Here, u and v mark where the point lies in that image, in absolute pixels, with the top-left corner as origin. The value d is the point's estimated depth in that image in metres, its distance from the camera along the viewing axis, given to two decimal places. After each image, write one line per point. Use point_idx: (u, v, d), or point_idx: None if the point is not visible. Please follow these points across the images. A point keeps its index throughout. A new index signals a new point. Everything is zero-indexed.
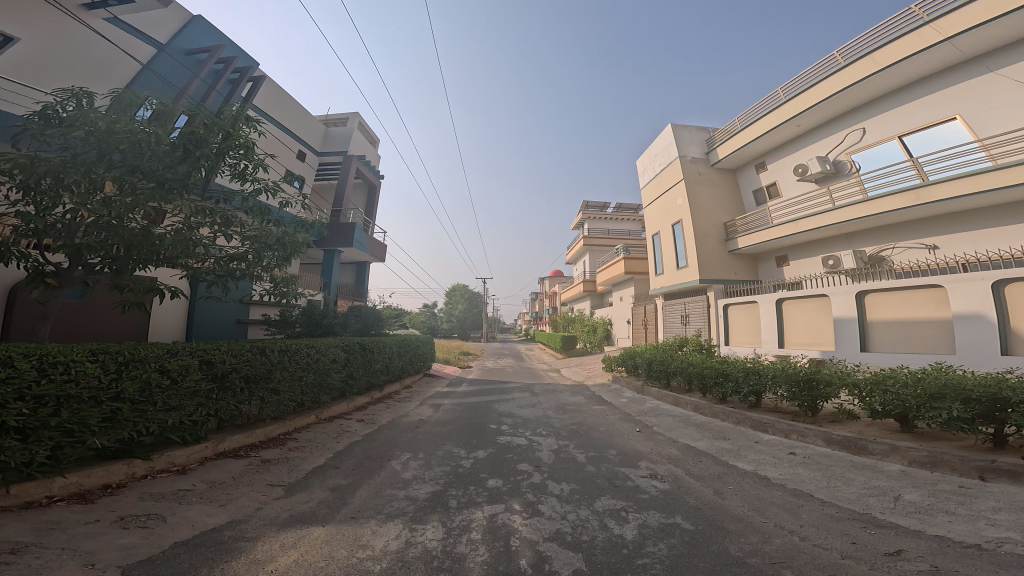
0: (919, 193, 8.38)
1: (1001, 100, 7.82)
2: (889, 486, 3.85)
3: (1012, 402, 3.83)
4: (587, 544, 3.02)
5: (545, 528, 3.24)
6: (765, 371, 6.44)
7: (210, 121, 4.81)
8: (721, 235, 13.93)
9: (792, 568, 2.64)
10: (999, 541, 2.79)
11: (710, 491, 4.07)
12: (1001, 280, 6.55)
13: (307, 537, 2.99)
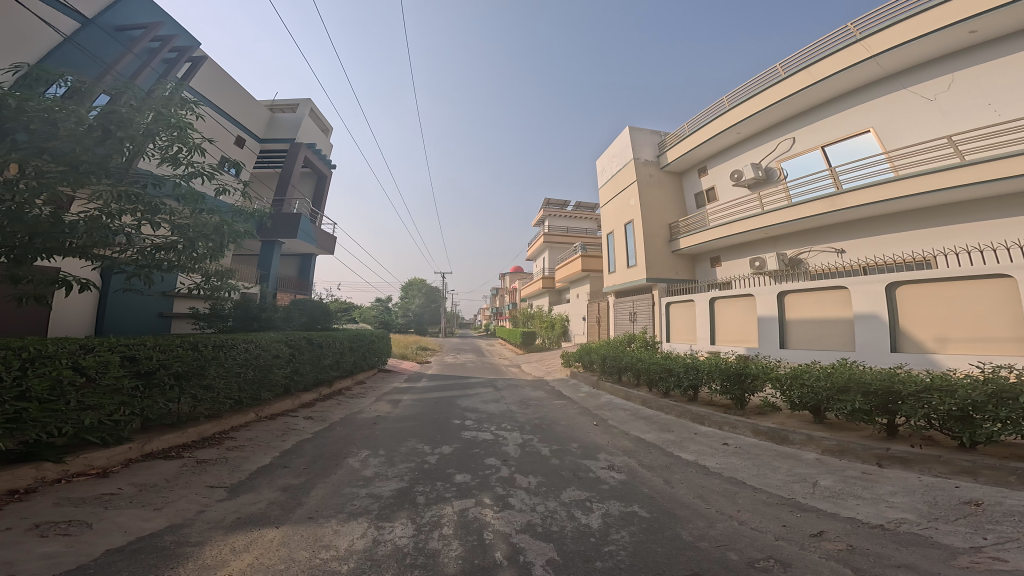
0: (834, 200, 9.13)
1: (910, 116, 8.66)
2: (810, 473, 4.22)
3: (900, 395, 4.28)
4: (557, 534, 3.12)
5: (516, 520, 3.32)
6: (702, 365, 6.83)
7: (138, 99, 4.47)
8: (666, 236, 14.56)
9: (736, 551, 2.85)
10: (898, 521, 3.13)
11: (661, 480, 4.29)
12: (895, 281, 7.24)
13: (260, 540, 2.89)
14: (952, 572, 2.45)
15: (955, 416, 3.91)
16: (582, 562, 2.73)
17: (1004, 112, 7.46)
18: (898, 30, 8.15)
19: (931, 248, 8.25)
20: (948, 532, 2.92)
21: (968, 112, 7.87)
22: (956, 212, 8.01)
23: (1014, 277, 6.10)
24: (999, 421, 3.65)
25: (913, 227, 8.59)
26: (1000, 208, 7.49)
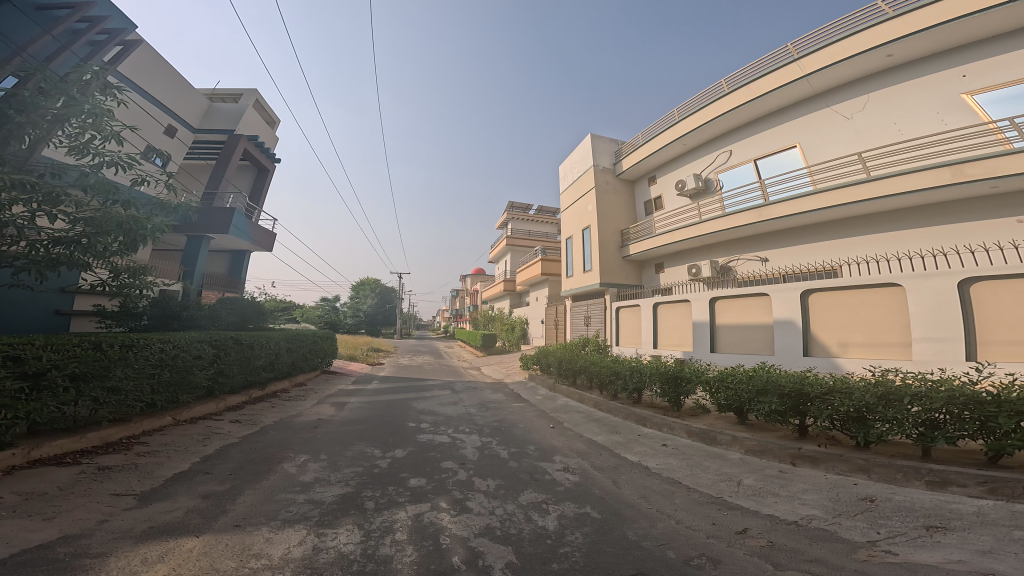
0: (761, 211, 9.73)
1: (828, 134, 9.44)
2: (735, 472, 4.46)
3: (809, 397, 4.60)
4: (516, 537, 3.12)
5: (475, 524, 3.29)
6: (645, 368, 7.06)
7: (49, 84, 4.12)
8: (618, 242, 14.99)
9: (675, 549, 2.96)
10: (810, 518, 3.36)
11: (610, 481, 4.39)
12: (807, 289, 7.87)
13: (179, 549, 2.71)
14: (854, 565, 2.65)
15: (853, 417, 4.23)
16: (539, 564, 2.74)
17: (906, 131, 8.24)
18: (825, 53, 8.86)
19: (839, 258, 9.01)
20: (849, 527, 3.16)
21: (877, 131, 8.63)
22: (862, 225, 8.76)
23: (902, 286, 6.73)
24: (888, 421, 3.97)
25: (826, 237, 9.31)
26: (899, 221, 8.24)
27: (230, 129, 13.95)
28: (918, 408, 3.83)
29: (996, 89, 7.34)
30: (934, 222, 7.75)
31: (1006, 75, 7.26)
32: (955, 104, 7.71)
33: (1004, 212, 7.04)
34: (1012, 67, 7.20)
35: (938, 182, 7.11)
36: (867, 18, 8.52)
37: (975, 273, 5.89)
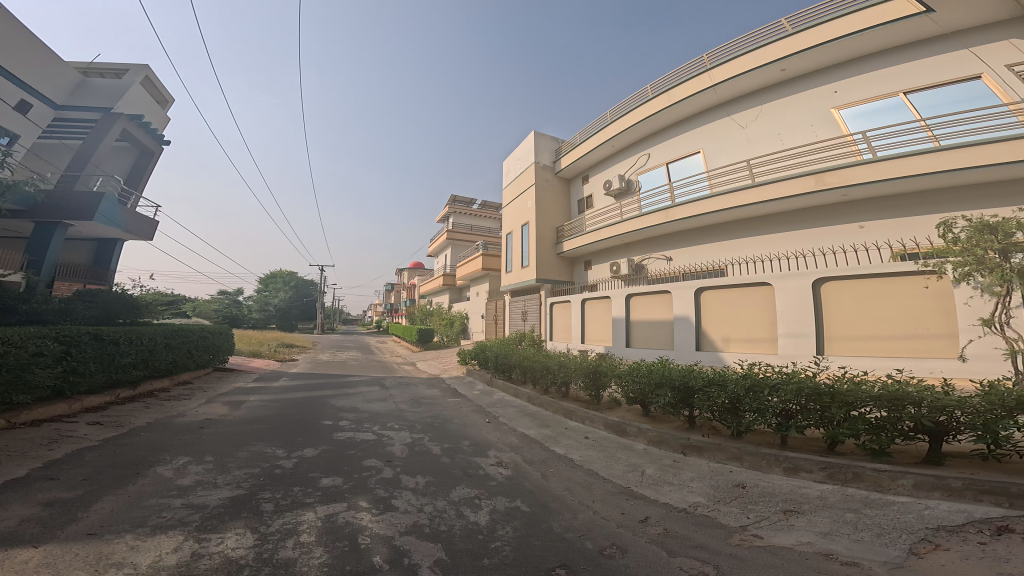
0: (668, 213, 10.84)
1: (725, 143, 10.79)
2: (640, 462, 4.75)
3: (695, 390, 5.01)
4: (446, 534, 3.10)
5: (401, 522, 3.23)
6: (571, 364, 7.30)
7: None
8: (553, 238, 15.40)
9: (591, 539, 3.10)
10: (696, 505, 3.68)
11: (540, 474, 4.49)
12: (700, 285, 9.52)
13: (9, 562, 2.42)
14: (730, 549, 2.95)
15: (728, 407, 4.66)
16: (468, 560, 2.75)
17: (787, 140, 9.63)
18: (728, 66, 10.03)
19: (726, 258, 10.40)
20: (726, 512, 3.50)
21: (764, 140, 9.99)
22: (751, 227, 10.04)
23: (770, 284, 8.48)
24: (754, 411, 4.40)
25: (721, 237, 10.64)
26: (772, 226, 9.67)
27: (104, 107, 12.58)
28: (777, 399, 4.27)
29: (856, 106, 8.78)
30: (801, 225, 9.18)
31: (863, 94, 8.70)
32: (826, 117, 9.10)
33: (852, 218, 8.58)
34: (873, 87, 8.61)
35: (804, 188, 8.40)
36: (767, 35, 9.68)
37: (823, 275, 7.80)
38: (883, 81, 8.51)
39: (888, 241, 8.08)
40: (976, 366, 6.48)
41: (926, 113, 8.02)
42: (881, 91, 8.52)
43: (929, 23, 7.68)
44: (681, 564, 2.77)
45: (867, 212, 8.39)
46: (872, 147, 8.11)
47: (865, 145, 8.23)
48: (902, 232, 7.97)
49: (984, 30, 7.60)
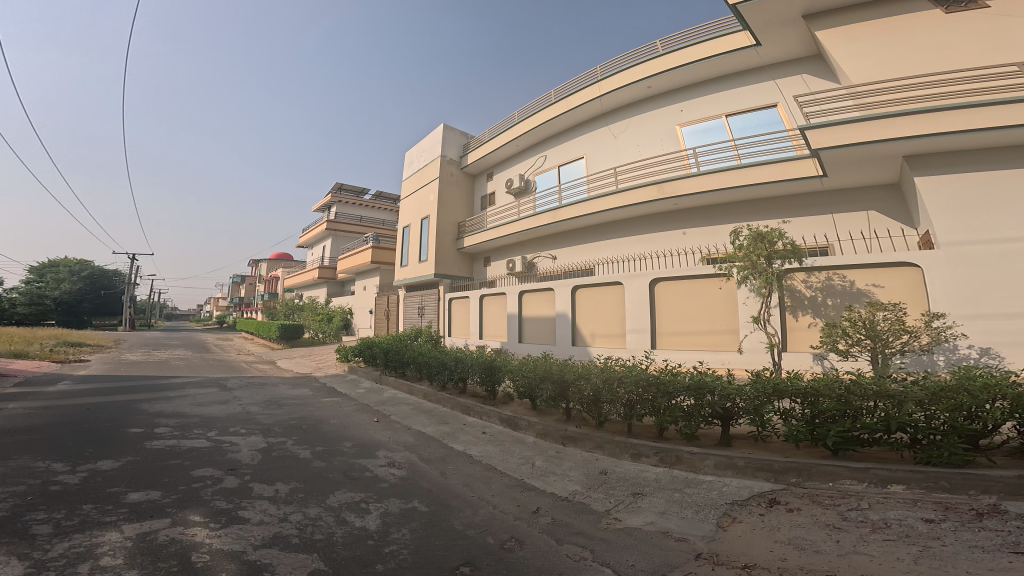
0: (556, 213, 11.53)
1: (606, 150, 11.76)
2: (530, 454, 4.91)
3: (568, 383, 5.40)
4: (325, 543, 2.88)
5: (256, 535, 2.93)
6: (468, 359, 7.32)
7: None
8: (456, 234, 15.30)
9: (492, 533, 3.12)
10: (574, 492, 3.94)
11: (437, 472, 4.41)
12: (575, 284, 10.33)
13: None
14: (600, 533, 3.23)
15: (590, 400, 5.09)
16: (360, 568, 2.59)
17: (644, 152, 10.97)
18: (612, 80, 10.91)
19: (593, 258, 11.64)
20: (595, 498, 3.81)
21: (630, 150, 11.22)
22: (620, 228, 11.25)
23: (622, 284, 9.54)
24: (609, 402, 4.92)
25: (602, 238, 11.60)
26: (640, 227, 10.88)
27: None
28: (623, 391, 4.79)
29: (695, 124, 10.30)
30: (649, 229, 10.70)
31: (701, 113, 10.21)
32: (672, 132, 10.58)
33: (677, 225, 10.25)
34: (707, 108, 10.13)
35: (651, 197, 9.68)
36: (641, 55, 10.70)
37: (658, 274, 8.95)
38: (715, 103, 10.05)
39: (699, 246, 9.81)
40: (750, 357, 7.85)
41: (739, 134, 9.75)
42: (708, 112, 10.11)
43: (756, 56, 9.16)
44: (567, 552, 2.93)
45: (694, 220, 10.04)
46: (699, 161, 9.78)
47: (695, 160, 9.88)
48: (708, 239, 9.77)
49: (794, 63, 9.19)
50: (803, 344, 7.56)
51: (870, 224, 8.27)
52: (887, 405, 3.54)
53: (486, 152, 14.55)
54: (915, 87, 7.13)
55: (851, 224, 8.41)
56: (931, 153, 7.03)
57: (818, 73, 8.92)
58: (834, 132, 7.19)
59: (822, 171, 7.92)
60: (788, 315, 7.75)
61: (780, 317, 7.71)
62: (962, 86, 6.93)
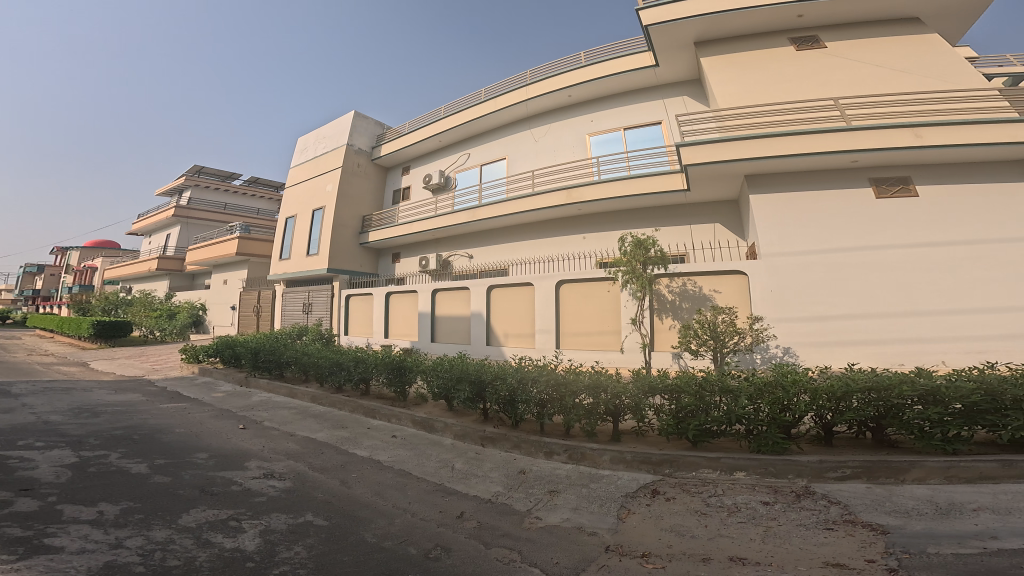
0: (475, 212, 11.41)
1: (527, 153, 12.00)
2: (449, 457, 4.75)
3: (486, 383, 5.32)
4: (183, 571, 2.43)
5: (75, 568, 2.37)
6: (370, 358, 6.90)
7: None
8: (357, 228, 14.44)
9: (414, 543, 2.91)
10: (497, 493, 3.86)
11: (337, 482, 4.02)
12: (491, 285, 10.30)
13: None
14: (525, 533, 3.19)
15: (507, 400, 5.02)
16: None
17: (559, 157, 11.38)
18: (539, 85, 11.20)
19: (506, 259, 11.81)
20: (518, 498, 3.78)
21: (547, 155, 11.58)
22: (530, 231, 11.60)
23: (532, 284, 9.74)
24: (524, 402, 4.90)
25: (517, 239, 11.78)
26: (555, 230, 11.21)
27: None
28: (536, 390, 4.84)
29: (601, 134, 10.99)
30: (559, 233, 11.11)
31: (607, 125, 10.93)
32: (583, 140, 11.18)
33: (579, 229, 10.86)
34: (610, 120, 10.91)
35: (560, 203, 10.06)
36: (567, 65, 11.18)
37: (563, 276, 9.26)
38: (616, 116, 10.87)
39: (594, 251, 10.51)
40: (629, 356, 8.56)
41: (633, 146, 10.56)
42: (611, 124, 10.90)
43: (653, 76, 10.15)
44: (496, 555, 2.84)
45: (592, 225, 10.71)
46: (601, 171, 10.46)
47: (597, 169, 10.55)
48: (600, 244, 10.51)
49: (682, 83, 10.37)
50: (666, 344, 8.34)
51: (714, 234, 9.51)
52: (728, 400, 4.04)
53: (405, 144, 13.98)
54: (763, 114, 8.21)
55: (701, 234, 9.58)
56: (765, 173, 8.19)
57: (692, 94, 10.22)
58: (703, 151, 7.91)
59: (687, 186, 8.87)
60: (656, 318, 8.46)
61: (650, 320, 8.43)
62: (820, 114, 8.03)
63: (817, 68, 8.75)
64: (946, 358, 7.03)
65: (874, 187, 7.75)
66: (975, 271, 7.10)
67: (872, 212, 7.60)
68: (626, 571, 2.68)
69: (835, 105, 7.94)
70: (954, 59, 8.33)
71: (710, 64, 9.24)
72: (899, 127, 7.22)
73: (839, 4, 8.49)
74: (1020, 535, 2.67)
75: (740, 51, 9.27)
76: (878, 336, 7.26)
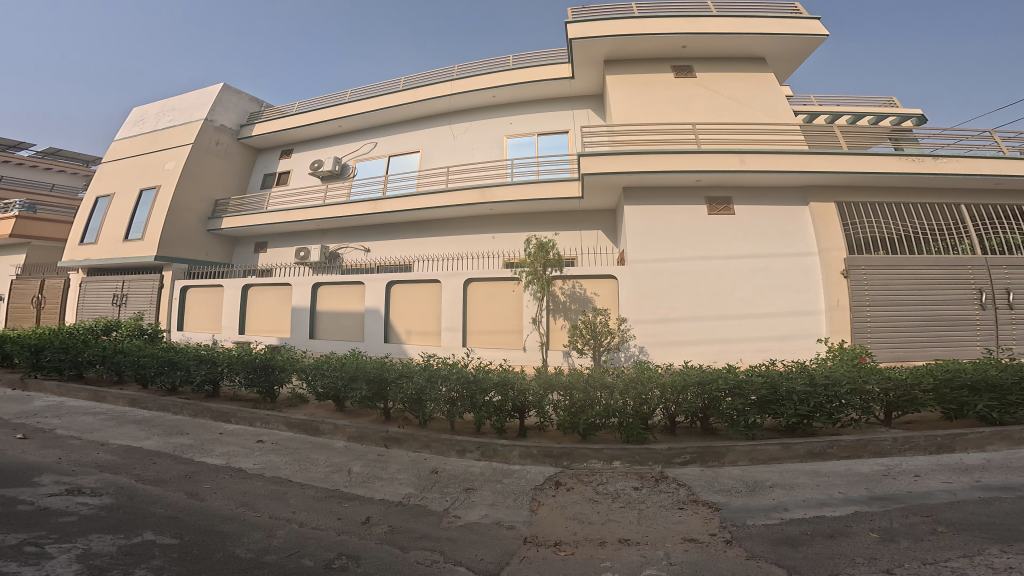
0: (376, 204, 10.96)
1: (440, 148, 11.89)
2: (343, 460, 4.30)
3: (387, 381, 5.02)
4: None
5: None
6: (219, 358, 5.84)
7: None
8: (205, 213, 13.26)
9: (310, 555, 2.57)
10: (408, 496, 3.66)
11: (183, 495, 3.34)
12: (393, 280, 9.93)
13: None
14: (446, 533, 3.10)
15: (414, 398, 4.84)
16: None
17: (477, 155, 11.40)
18: (464, 82, 11.23)
19: (412, 255, 11.48)
20: (432, 498, 3.65)
21: (465, 152, 11.57)
22: (427, 229, 11.46)
23: (439, 282, 9.61)
24: (432, 401, 4.75)
25: (417, 234, 11.54)
26: (461, 227, 11.18)
27: None
28: (445, 388, 4.73)
29: (518, 138, 11.30)
30: (464, 231, 11.13)
31: (522, 129, 11.27)
32: (500, 142, 11.37)
33: (487, 229, 10.96)
34: (528, 124, 11.28)
35: (471, 201, 10.07)
36: (494, 66, 11.44)
37: (473, 275, 9.29)
38: (532, 121, 11.28)
39: (502, 251, 10.67)
40: (529, 355, 8.87)
41: (544, 151, 11.06)
42: (529, 128, 11.25)
43: (567, 87, 10.78)
44: (416, 558, 2.69)
45: (500, 226, 10.90)
46: (514, 172, 10.69)
47: (511, 171, 10.79)
48: (508, 245, 10.74)
49: (589, 98, 11.15)
50: (559, 343, 8.81)
51: (597, 241, 10.30)
52: (606, 395, 4.40)
53: (303, 125, 12.98)
54: (647, 131, 9.06)
55: (588, 240, 10.32)
56: (639, 187, 8.96)
57: (596, 110, 11.06)
58: (598, 162, 8.39)
59: (581, 195, 9.44)
60: (553, 319, 8.87)
61: (548, 322, 8.80)
62: (711, 136, 9.07)
63: (688, 96, 9.83)
64: (742, 357, 8.38)
65: (707, 206, 8.86)
66: (795, 282, 8.51)
67: (724, 228, 8.74)
68: (544, 560, 2.77)
69: (691, 130, 9.05)
70: (777, 97, 9.66)
71: (615, 82, 9.98)
72: (728, 153, 8.24)
73: (713, 41, 9.53)
74: (803, 506, 3.26)
75: (637, 71, 10.12)
76: (731, 336, 8.41)
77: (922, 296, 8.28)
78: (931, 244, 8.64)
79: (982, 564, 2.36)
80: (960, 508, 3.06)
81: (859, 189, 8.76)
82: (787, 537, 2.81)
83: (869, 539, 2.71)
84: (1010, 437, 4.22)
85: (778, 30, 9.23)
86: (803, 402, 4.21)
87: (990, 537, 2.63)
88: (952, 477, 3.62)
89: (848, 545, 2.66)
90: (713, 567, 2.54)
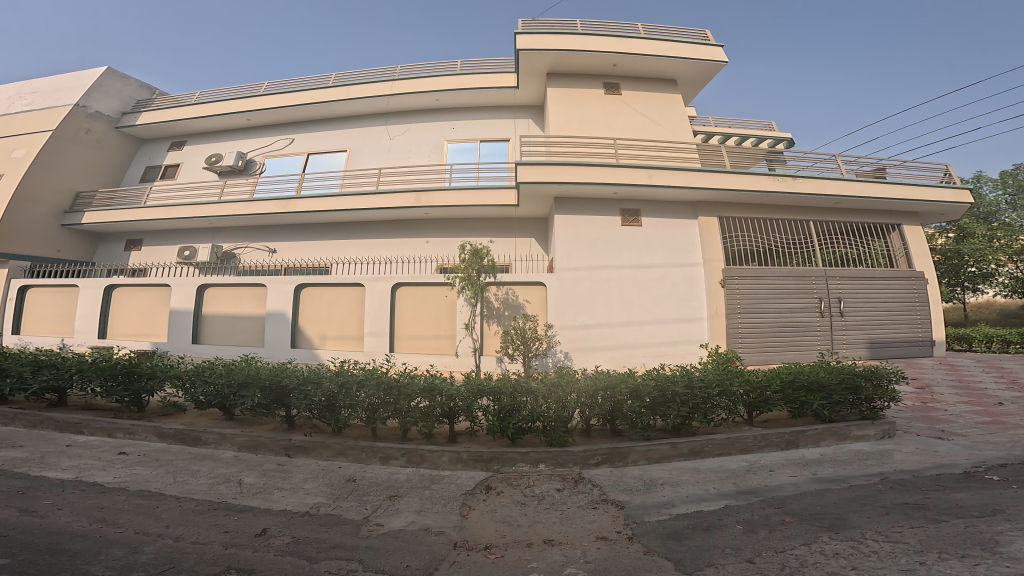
0: (289, 203, 10.14)
1: (368, 148, 11.36)
2: (232, 471, 3.78)
3: (289, 389, 4.49)
4: None
5: None
6: (70, 363, 4.92)
7: None
8: (63, 205, 11.39)
9: (188, 572, 2.16)
10: (317, 505, 3.29)
11: (15, 512, 2.69)
12: (303, 282, 9.17)
13: None
14: (364, 541, 2.80)
15: (325, 404, 4.41)
16: None
17: (415, 158, 11.06)
18: (405, 83, 10.91)
19: (330, 257, 10.74)
20: (348, 507, 3.31)
21: (400, 155, 11.16)
22: (343, 230, 10.84)
23: (362, 285, 9.08)
24: (348, 407, 4.36)
25: (331, 237, 10.87)
26: (388, 231, 10.71)
27: None
28: (364, 394, 4.36)
29: (460, 143, 11.14)
30: (395, 235, 10.66)
31: (463, 135, 11.16)
32: (440, 146, 11.13)
33: (421, 233, 10.60)
34: (464, 130, 11.21)
35: (406, 203, 9.71)
36: (440, 69, 11.33)
37: (402, 279, 8.88)
38: (468, 127, 11.22)
39: (437, 256, 10.36)
40: (462, 360, 8.63)
41: (485, 158, 11.00)
42: (464, 134, 11.17)
43: (511, 95, 10.93)
44: (327, 568, 2.38)
45: (435, 230, 10.58)
46: (453, 177, 10.46)
47: (450, 176, 10.50)
48: (441, 249, 10.44)
49: (529, 108, 11.38)
50: (492, 348, 8.72)
51: (530, 249, 10.39)
52: (531, 399, 4.31)
53: (209, 116, 11.73)
54: (575, 143, 9.39)
55: (523, 248, 10.37)
56: (569, 197, 9.21)
57: (536, 120, 11.29)
58: (535, 171, 8.52)
59: (516, 204, 9.49)
60: (487, 326, 8.78)
61: (480, 327, 8.68)
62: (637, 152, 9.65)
63: (615, 112, 10.33)
64: (643, 361, 8.85)
65: (621, 217, 9.31)
66: (691, 288, 9.18)
67: (639, 236, 9.24)
68: (474, 564, 2.60)
69: (612, 145, 9.51)
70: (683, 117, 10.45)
71: (556, 95, 10.26)
72: (637, 168, 8.75)
73: (641, 62, 10.12)
74: (687, 501, 3.41)
75: (569, 85, 10.46)
76: (642, 339, 8.87)
77: (789, 299, 9.38)
78: (808, 253, 9.85)
79: (817, 551, 2.52)
80: (802, 500, 3.35)
81: (746, 208, 9.72)
82: (674, 532, 2.90)
83: (734, 531, 2.86)
84: (838, 433, 4.68)
85: (692, 54, 10.03)
86: (684, 403, 4.41)
87: (822, 526, 2.86)
88: (798, 471, 3.99)
89: (719, 537, 2.78)
90: (618, 564, 2.53)
